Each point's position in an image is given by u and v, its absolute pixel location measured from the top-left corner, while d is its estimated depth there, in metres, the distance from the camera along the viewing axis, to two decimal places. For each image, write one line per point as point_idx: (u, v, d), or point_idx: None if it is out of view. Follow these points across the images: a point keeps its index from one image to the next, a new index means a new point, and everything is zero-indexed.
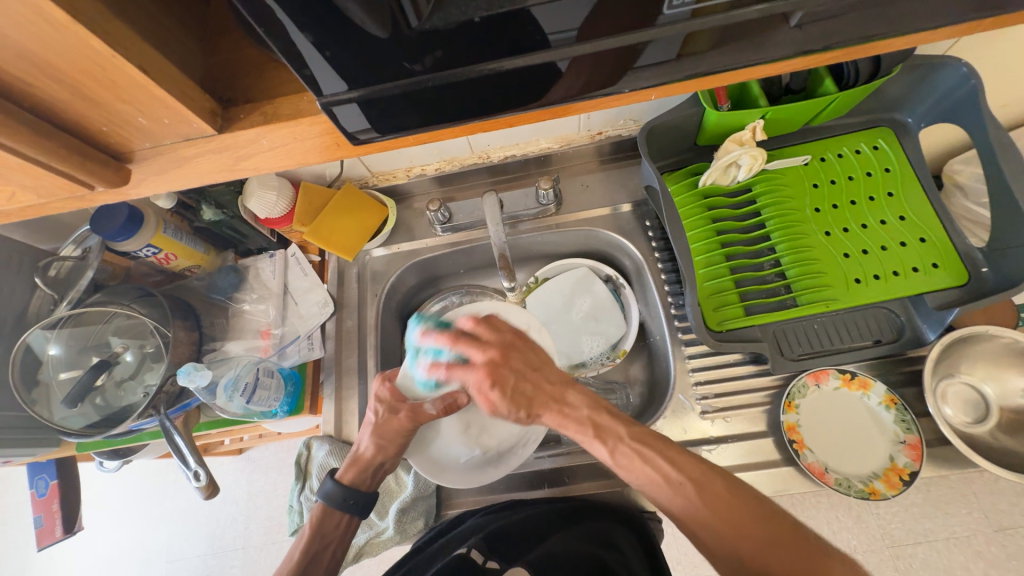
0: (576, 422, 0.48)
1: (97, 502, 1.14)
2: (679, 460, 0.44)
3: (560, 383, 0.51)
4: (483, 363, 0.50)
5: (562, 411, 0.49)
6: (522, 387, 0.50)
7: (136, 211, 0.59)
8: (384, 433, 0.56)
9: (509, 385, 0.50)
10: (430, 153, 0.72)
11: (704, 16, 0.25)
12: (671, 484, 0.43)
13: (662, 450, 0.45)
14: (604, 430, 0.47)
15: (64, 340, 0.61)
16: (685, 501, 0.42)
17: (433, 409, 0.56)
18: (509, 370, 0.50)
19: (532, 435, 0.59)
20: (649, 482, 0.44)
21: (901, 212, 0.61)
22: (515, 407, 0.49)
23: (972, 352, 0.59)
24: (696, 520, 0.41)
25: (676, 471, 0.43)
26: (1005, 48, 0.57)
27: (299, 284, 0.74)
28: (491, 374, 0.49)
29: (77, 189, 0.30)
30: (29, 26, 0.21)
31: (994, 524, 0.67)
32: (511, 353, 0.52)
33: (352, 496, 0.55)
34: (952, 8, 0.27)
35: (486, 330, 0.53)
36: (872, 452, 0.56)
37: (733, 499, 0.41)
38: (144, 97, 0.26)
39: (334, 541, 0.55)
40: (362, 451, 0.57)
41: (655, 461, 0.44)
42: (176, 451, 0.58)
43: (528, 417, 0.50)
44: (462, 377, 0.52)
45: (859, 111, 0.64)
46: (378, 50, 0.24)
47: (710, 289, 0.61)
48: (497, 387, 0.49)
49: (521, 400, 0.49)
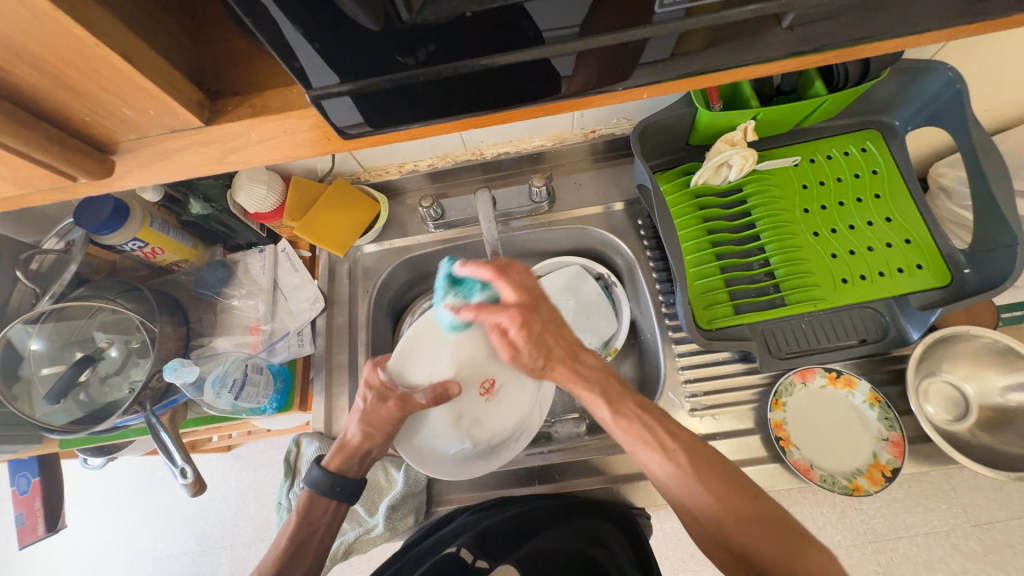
0: (587, 381, 0.50)
1: (81, 500, 1.12)
2: (677, 432, 0.45)
3: (579, 341, 0.53)
4: (514, 305, 0.52)
5: (576, 367, 0.51)
6: (545, 337, 0.53)
7: (121, 204, 0.58)
8: (371, 420, 0.56)
9: (534, 331, 0.52)
10: (423, 149, 0.72)
11: (697, 16, 0.25)
12: (666, 455, 0.44)
13: (662, 421, 0.46)
14: (613, 394, 0.48)
15: (46, 335, 0.60)
16: (676, 469, 0.43)
17: (423, 399, 0.56)
18: (535, 320, 0.52)
19: (528, 428, 0.61)
20: (644, 452, 0.45)
21: (887, 213, 0.62)
22: (534, 354, 0.53)
23: (954, 352, 0.61)
24: (688, 494, 0.42)
25: (674, 442, 0.44)
26: (989, 53, 0.58)
27: (289, 280, 0.73)
28: (521, 317, 0.52)
29: (59, 181, 0.29)
30: (7, 11, 0.20)
31: (972, 519, 0.68)
32: (539, 302, 0.53)
33: (338, 483, 0.55)
34: (940, 13, 0.27)
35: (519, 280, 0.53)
36: (856, 449, 0.58)
37: (724, 480, 0.41)
38: (128, 87, 0.25)
39: (321, 528, 0.55)
40: (349, 437, 0.57)
41: (653, 430, 0.45)
42: (162, 447, 0.57)
43: (543, 366, 0.53)
44: (488, 316, 0.53)
45: (848, 113, 0.65)
46: (370, 43, 0.24)
47: (701, 288, 0.62)
48: (522, 330, 0.52)
49: (542, 351, 0.52)
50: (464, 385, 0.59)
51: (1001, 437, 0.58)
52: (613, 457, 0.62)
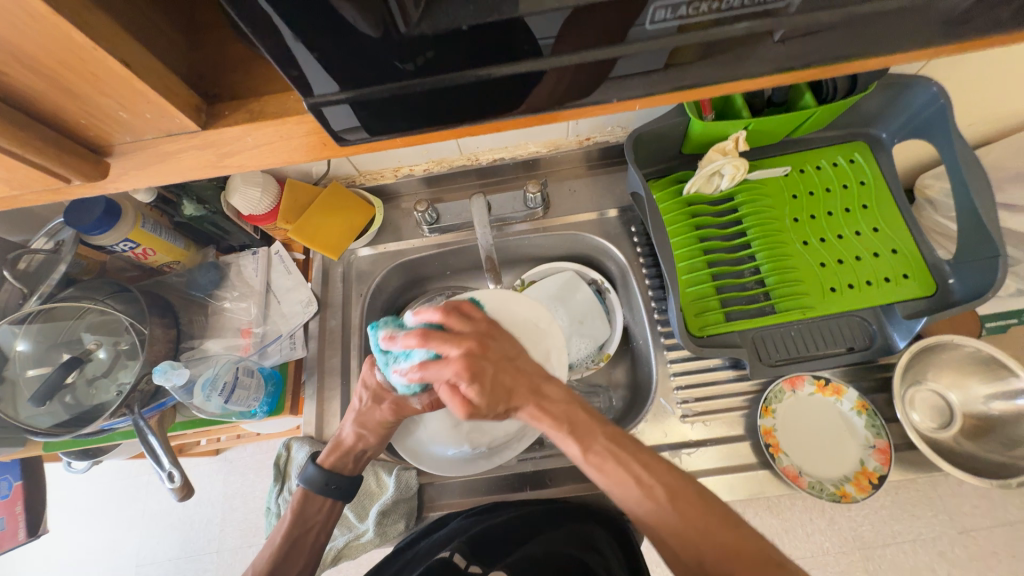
0: (552, 416, 0.48)
1: (64, 504, 1.10)
2: (652, 464, 0.44)
3: (537, 375, 0.51)
4: (458, 354, 0.48)
5: (541, 403, 0.48)
6: (500, 379, 0.49)
7: (114, 205, 0.57)
8: (365, 422, 0.56)
9: (487, 377, 0.48)
10: (418, 153, 0.72)
11: (688, 32, 0.26)
12: (642, 489, 0.43)
13: (636, 454, 0.45)
14: (582, 429, 0.47)
15: (33, 335, 0.59)
16: (653, 503, 0.42)
17: (418, 403, 0.55)
18: (487, 360, 0.49)
19: (530, 429, 0.60)
20: (615, 485, 0.44)
21: (875, 224, 0.63)
22: (492, 400, 0.48)
23: (938, 360, 0.62)
24: (668, 529, 0.41)
25: (649, 475, 0.43)
26: (972, 70, 0.59)
27: (282, 283, 0.73)
28: (469, 366, 0.47)
29: (52, 183, 0.29)
30: (6, 15, 0.20)
31: (957, 526, 0.69)
32: (487, 343, 0.50)
33: (333, 480, 0.55)
34: (924, 32, 0.28)
35: (456, 320, 0.51)
36: (844, 456, 0.58)
37: (702, 511, 0.41)
38: (126, 91, 0.25)
39: (316, 525, 0.54)
40: (343, 437, 0.57)
41: (627, 463, 0.44)
42: (149, 451, 0.56)
43: (505, 410, 0.49)
44: (434, 376, 0.49)
45: (836, 126, 0.66)
46: (368, 52, 0.24)
47: (693, 295, 0.62)
48: (474, 381, 0.47)
49: (500, 394, 0.48)
50: None
51: (986, 445, 0.59)
52: None
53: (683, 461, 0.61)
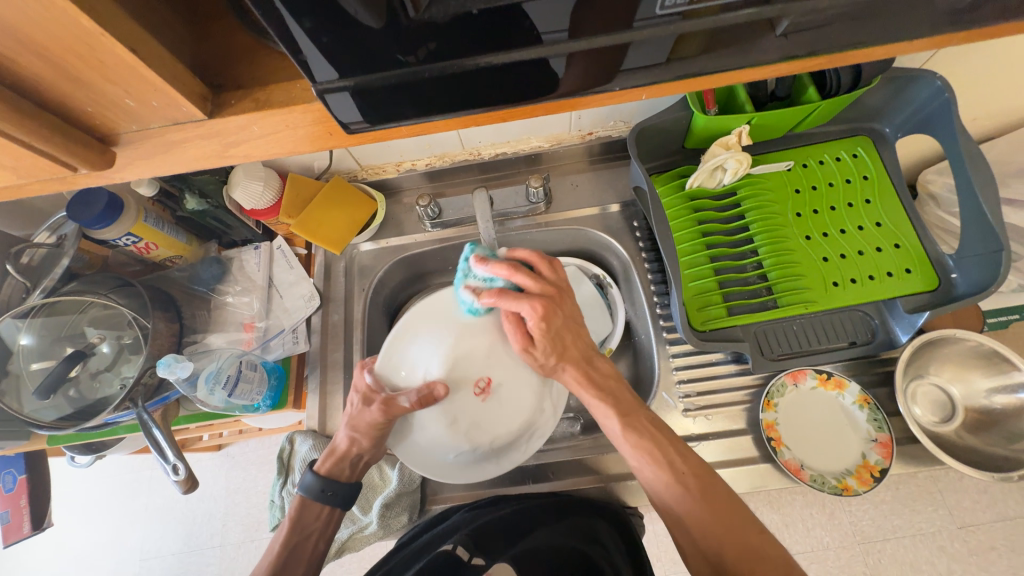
0: (598, 387, 0.52)
1: (68, 498, 1.11)
2: (685, 454, 0.47)
3: (590, 347, 0.55)
4: (538, 295, 0.51)
5: (588, 372, 0.53)
6: (562, 335, 0.52)
7: (115, 199, 0.57)
8: (356, 425, 0.55)
9: (554, 325, 0.51)
10: (421, 147, 0.72)
11: (694, 19, 0.26)
12: (678, 480, 0.46)
13: (675, 446, 0.48)
14: (625, 406, 0.51)
15: (36, 329, 0.59)
16: (684, 491, 0.45)
17: (407, 403, 0.55)
18: (558, 313, 0.52)
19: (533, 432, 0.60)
20: (649, 465, 0.47)
21: (877, 218, 0.63)
22: (549, 349, 0.52)
23: (940, 355, 0.62)
24: (697, 528, 0.44)
25: (683, 464, 0.47)
26: (976, 63, 0.59)
27: (284, 277, 0.73)
28: (547, 310, 0.50)
29: (58, 171, 0.29)
30: (14, 1, 0.20)
31: (956, 521, 0.70)
32: (563, 297, 0.53)
33: (330, 488, 0.55)
34: (930, 20, 0.28)
35: (545, 267, 0.53)
36: (845, 450, 0.59)
37: (731, 515, 0.43)
38: (133, 79, 0.25)
39: (315, 532, 0.55)
40: (338, 443, 0.56)
41: (669, 454, 0.47)
42: (153, 444, 0.57)
43: (553, 365, 0.53)
44: (510, 305, 0.50)
45: (839, 120, 0.66)
46: (373, 40, 0.24)
47: (695, 289, 0.62)
48: (545, 323, 0.50)
49: (561, 345, 0.52)
50: (456, 385, 0.58)
51: (986, 439, 0.59)
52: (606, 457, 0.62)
53: None
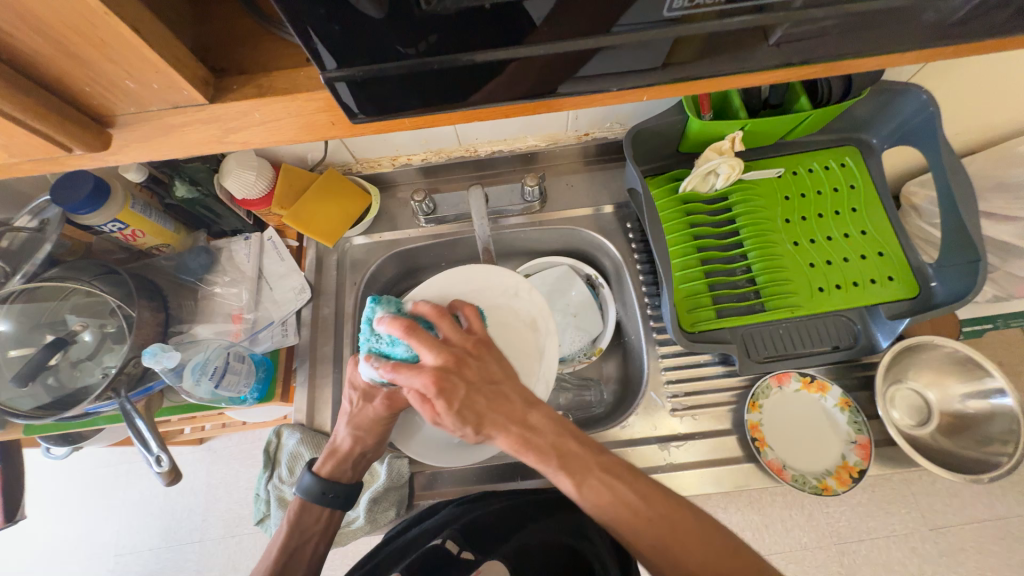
0: (540, 449, 0.45)
1: (40, 490, 1.08)
2: (647, 491, 0.43)
3: (521, 404, 0.46)
4: (432, 365, 0.44)
5: (525, 435, 0.45)
6: (473, 401, 0.45)
7: (102, 184, 0.56)
8: (359, 422, 0.54)
9: (457, 398, 0.45)
10: (417, 142, 0.72)
11: (693, 21, 0.26)
12: (641, 519, 0.42)
13: (632, 482, 0.44)
14: (575, 464, 0.44)
15: (14, 316, 0.57)
16: (654, 538, 0.41)
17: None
18: (459, 383, 0.45)
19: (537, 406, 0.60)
20: (612, 519, 0.42)
21: (862, 226, 0.65)
22: (463, 423, 0.45)
23: (918, 360, 0.64)
24: (648, 547, 0.41)
25: (646, 505, 0.42)
26: (958, 79, 0.61)
27: (275, 269, 0.72)
28: (438, 382, 0.44)
29: (52, 151, 0.28)
30: None
31: (928, 523, 0.72)
32: (465, 360, 0.46)
33: (330, 490, 0.54)
34: (922, 34, 0.28)
35: (432, 347, 0.44)
36: (826, 451, 0.60)
37: (687, 529, 0.41)
38: (134, 59, 0.25)
39: (315, 536, 0.54)
40: (339, 442, 0.55)
41: (622, 492, 0.43)
42: (137, 435, 0.55)
43: (475, 433, 0.46)
44: (406, 380, 0.45)
45: (829, 130, 0.68)
46: (375, 29, 0.24)
47: (685, 292, 0.64)
48: (443, 397, 0.44)
49: (470, 417, 0.45)
50: None
51: (959, 442, 0.61)
52: None
53: (671, 454, 0.62)
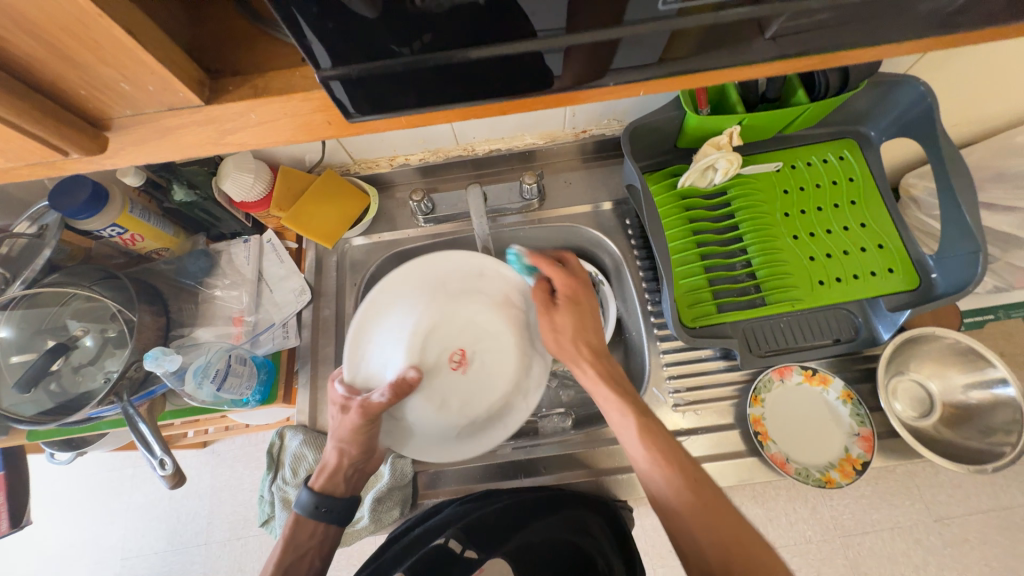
0: (614, 379, 0.54)
1: (45, 496, 1.08)
2: (692, 463, 0.47)
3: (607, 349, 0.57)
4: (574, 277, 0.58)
5: (604, 363, 0.55)
6: (584, 315, 0.57)
7: (100, 189, 0.56)
8: (342, 436, 0.55)
9: (578, 304, 0.57)
10: (415, 142, 0.72)
11: (687, 15, 0.26)
12: (682, 477, 0.46)
13: (679, 447, 0.48)
14: (640, 407, 0.51)
15: (15, 322, 0.57)
16: (687, 494, 0.44)
17: (383, 396, 0.54)
18: (585, 299, 0.57)
19: (526, 387, 0.60)
20: (657, 462, 0.47)
21: (862, 219, 0.65)
22: (570, 324, 0.56)
23: (920, 352, 0.64)
24: (691, 516, 0.43)
25: (688, 466, 0.46)
26: (956, 69, 0.61)
27: (275, 271, 0.72)
28: (576, 290, 0.57)
29: (50, 156, 0.28)
30: None
31: (932, 514, 0.72)
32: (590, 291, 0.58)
33: (325, 504, 0.55)
34: (917, 23, 0.28)
35: (574, 264, 0.59)
36: (828, 445, 0.60)
37: (730, 520, 0.43)
38: (128, 60, 0.25)
39: (309, 551, 0.54)
40: (328, 459, 0.56)
41: (673, 449, 0.48)
42: (139, 439, 0.56)
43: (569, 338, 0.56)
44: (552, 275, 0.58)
45: (827, 122, 0.68)
46: (369, 27, 0.24)
47: (686, 287, 0.63)
48: (571, 297, 0.57)
49: (577, 324, 0.56)
50: (433, 367, 0.59)
51: (963, 433, 0.61)
52: (596, 450, 0.63)
53: None
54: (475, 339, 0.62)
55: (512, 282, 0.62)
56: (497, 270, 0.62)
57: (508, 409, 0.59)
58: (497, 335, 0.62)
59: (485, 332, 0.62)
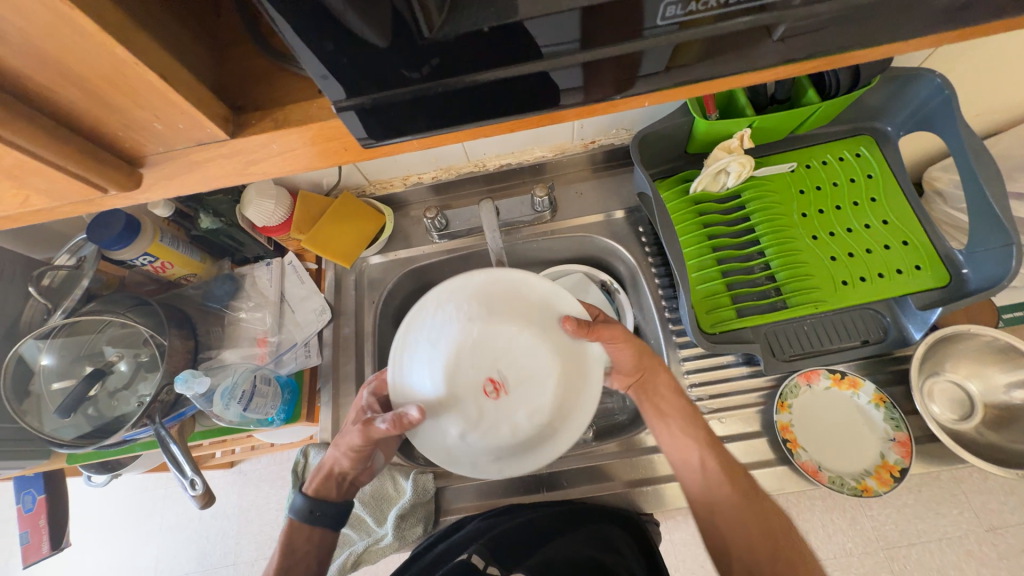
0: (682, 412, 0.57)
1: (83, 518, 1.11)
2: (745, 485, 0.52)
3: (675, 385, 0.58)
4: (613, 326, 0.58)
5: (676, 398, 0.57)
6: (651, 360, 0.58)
7: (133, 220, 0.59)
8: (339, 444, 0.55)
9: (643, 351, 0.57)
10: (427, 161, 0.73)
11: (691, 28, 0.27)
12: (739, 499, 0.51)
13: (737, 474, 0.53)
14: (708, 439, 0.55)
15: (57, 349, 0.60)
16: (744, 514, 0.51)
17: (383, 424, 0.50)
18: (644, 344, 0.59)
19: (583, 369, 0.54)
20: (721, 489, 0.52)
21: (884, 216, 0.63)
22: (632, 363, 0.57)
23: (956, 351, 0.61)
24: (741, 528, 0.50)
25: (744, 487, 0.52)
26: (976, 59, 0.60)
27: (296, 292, 0.74)
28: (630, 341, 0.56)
29: (90, 193, 0.30)
30: (60, 35, 0.21)
31: (983, 524, 0.68)
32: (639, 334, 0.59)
33: (318, 508, 0.55)
34: (927, 21, 0.28)
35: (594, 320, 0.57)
36: (863, 451, 0.58)
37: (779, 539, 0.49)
38: (161, 102, 0.26)
39: (305, 555, 0.54)
40: (325, 462, 0.57)
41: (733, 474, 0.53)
42: (171, 460, 0.57)
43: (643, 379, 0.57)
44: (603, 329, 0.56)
45: (841, 120, 0.67)
46: (380, 57, 0.25)
47: (704, 293, 0.63)
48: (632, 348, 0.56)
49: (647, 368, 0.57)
50: (472, 398, 0.54)
51: (1008, 436, 0.58)
52: (621, 462, 0.62)
53: None
54: (505, 359, 0.56)
55: (491, 279, 0.56)
56: (472, 282, 0.56)
57: (575, 394, 0.54)
58: (516, 344, 0.56)
59: (511, 343, 0.56)
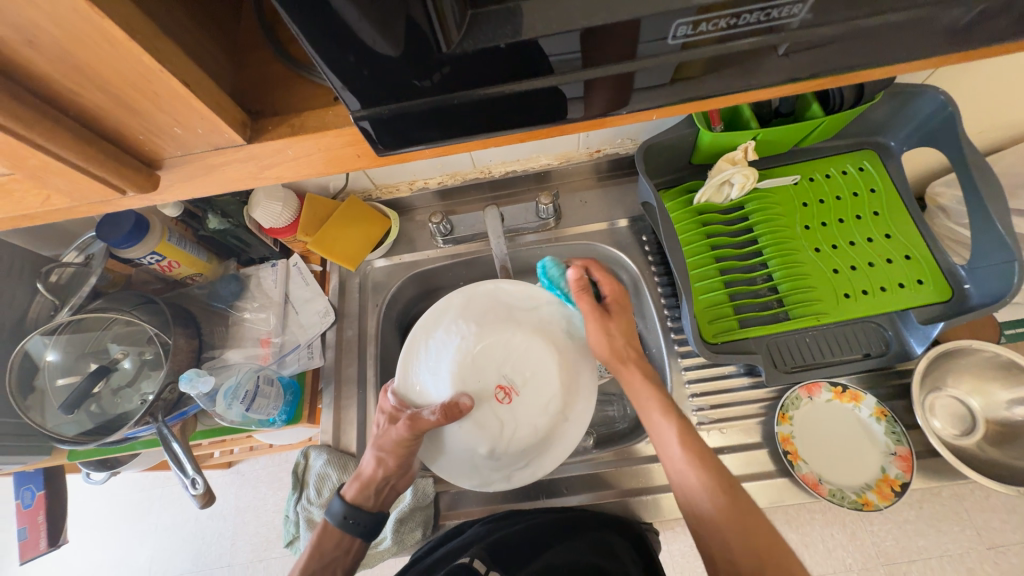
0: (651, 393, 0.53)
1: (80, 515, 1.11)
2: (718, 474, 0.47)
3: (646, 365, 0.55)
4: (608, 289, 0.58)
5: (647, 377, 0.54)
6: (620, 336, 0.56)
7: (142, 219, 0.59)
8: (382, 445, 0.55)
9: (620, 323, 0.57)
10: (433, 167, 0.74)
11: (698, 47, 0.27)
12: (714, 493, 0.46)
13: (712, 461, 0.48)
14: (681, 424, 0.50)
15: (62, 346, 0.61)
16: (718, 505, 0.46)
17: (433, 415, 0.54)
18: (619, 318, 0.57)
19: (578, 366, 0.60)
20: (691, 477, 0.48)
21: (886, 231, 0.63)
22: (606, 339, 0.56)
23: (958, 366, 0.61)
24: (718, 523, 0.45)
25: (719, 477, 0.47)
26: (980, 77, 0.60)
27: (301, 294, 0.74)
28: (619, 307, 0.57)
29: (107, 194, 0.31)
30: (88, 41, 0.22)
31: (985, 542, 0.68)
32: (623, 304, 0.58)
33: (353, 515, 0.55)
34: (929, 42, 0.29)
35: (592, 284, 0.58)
36: (865, 464, 0.58)
37: (758, 536, 0.44)
38: (181, 107, 0.27)
39: (335, 560, 0.54)
40: (364, 469, 0.56)
41: (709, 464, 0.48)
42: (172, 458, 0.58)
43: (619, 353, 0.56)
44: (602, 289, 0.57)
45: (845, 135, 0.67)
46: (395, 68, 0.25)
47: (707, 303, 0.63)
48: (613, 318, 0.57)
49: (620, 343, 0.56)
50: (484, 401, 0.59)
51: (1010, 452, 0.58)
52: (621, 471, 0.62)
53: None
54: (508, 365, 0.61)
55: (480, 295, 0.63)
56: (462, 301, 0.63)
57: (575, 386, 0.60)
58: (513, 350, 0.62)
59: (508, 349, 0.61)
